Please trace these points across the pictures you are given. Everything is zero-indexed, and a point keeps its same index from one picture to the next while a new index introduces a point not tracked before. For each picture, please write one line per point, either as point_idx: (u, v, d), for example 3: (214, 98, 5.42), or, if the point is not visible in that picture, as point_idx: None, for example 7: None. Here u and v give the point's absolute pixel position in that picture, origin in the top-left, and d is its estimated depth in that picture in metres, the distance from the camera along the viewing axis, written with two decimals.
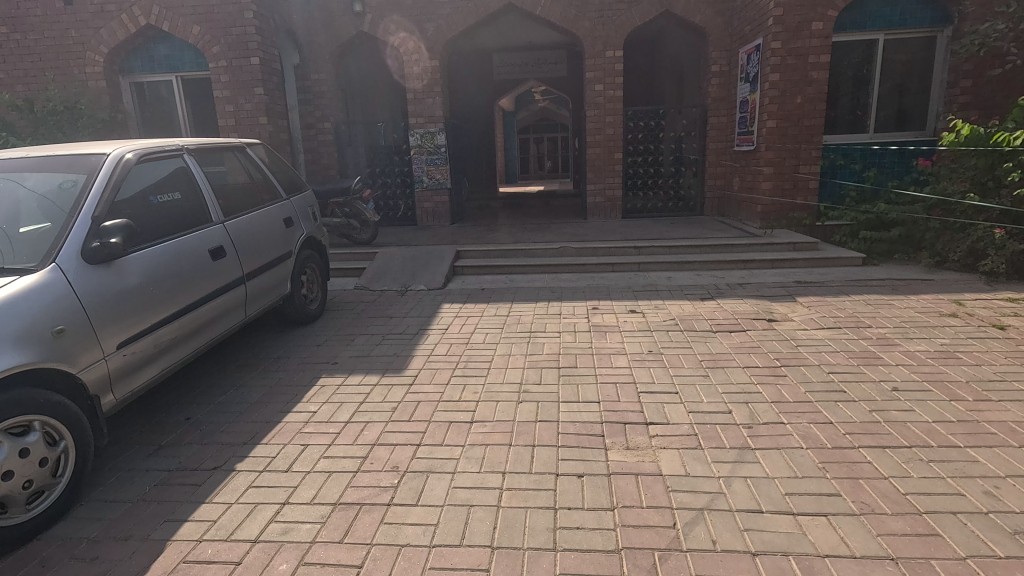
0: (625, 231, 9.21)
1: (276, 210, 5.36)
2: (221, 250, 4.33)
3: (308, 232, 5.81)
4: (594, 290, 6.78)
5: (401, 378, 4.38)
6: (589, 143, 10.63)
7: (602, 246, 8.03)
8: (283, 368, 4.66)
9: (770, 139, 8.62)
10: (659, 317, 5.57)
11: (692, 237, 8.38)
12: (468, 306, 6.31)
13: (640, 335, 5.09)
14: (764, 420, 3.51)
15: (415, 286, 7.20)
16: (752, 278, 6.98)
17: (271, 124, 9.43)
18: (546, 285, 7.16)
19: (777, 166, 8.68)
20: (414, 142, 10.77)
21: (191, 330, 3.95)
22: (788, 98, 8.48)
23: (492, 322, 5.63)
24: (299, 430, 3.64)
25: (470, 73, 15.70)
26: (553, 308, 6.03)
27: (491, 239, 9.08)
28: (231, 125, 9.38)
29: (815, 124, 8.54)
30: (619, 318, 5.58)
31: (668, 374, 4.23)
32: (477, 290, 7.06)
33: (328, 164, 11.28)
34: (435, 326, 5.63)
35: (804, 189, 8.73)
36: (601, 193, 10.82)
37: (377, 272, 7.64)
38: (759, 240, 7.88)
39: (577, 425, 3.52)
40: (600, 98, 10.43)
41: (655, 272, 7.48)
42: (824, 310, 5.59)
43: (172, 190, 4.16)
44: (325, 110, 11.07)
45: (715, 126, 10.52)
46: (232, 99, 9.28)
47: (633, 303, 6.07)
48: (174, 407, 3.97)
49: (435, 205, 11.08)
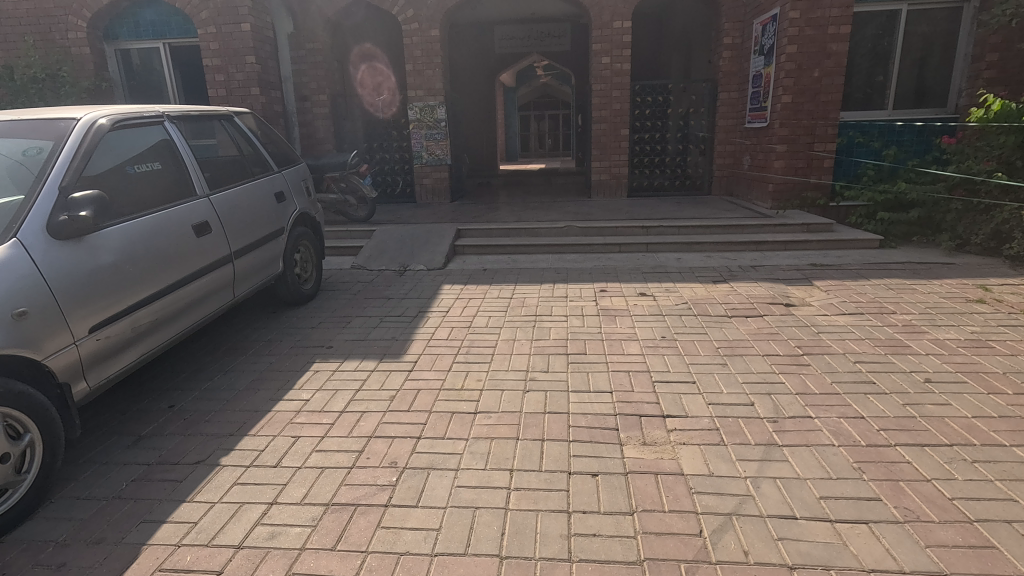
0: (632, 210, 8.91)
1: (267, 184, 5.04)
2: (206, 226, 4.03)
3: (301, 208, 5.50)
4: (601, 271, 6.50)
5: (399, 364, 4.13)
6: (594, 118, 10.24)
7: (609, 226, 7.72)
8: (275, 352, 4.40)
9: (785, 115, 8.27)
10: (671, 300, 5.31)
11: (702, 217, 8.08)
12: (470, 288, 6.04)
13: (651, 319, 4.83)
14: (789, 413, 3.27)
15: (414, 266, 6.90)
16: (765, 259, 6.71)
17: (263, 96, 9.03)
18: (551, 266, 6.87)
19: (791, 144, 8.35)
20: (413, 116, 10.39)
21: (172, 312, 3.68)
22: (805, 72, 8.11)
23: (496, 305, 5.36)
24: (290, 420, 3.39)
25: (471, 47, 15.17)
26: (558, 291, 5.76)
27: (492, 217, 8.77)
28: (221, 96, 8.99)
29: (832, 100, 8.19)
30: (628, 301, 5.32)
31: (683, 362, 3.98)
32: (479, 271, 6.78)
33: (324, 138, 10.88)
34: (435, 308, 5.37)
35: (818, 168, 8.42)
36: (606, 171, 10.48)
37: (374, 250, 7.35)
38: (772, 221, 7.58)
39: (589, 417, 3.27)
40: (607, 72, 10.02)
41: (664, 253, 7.20)
42: (844, 295, 5.32)
43: (151, 160, 3.86)
44: (319, 82, 10.63)
45: (725, 102, 10.13)
46: (222, 68, 8.87)
47: (643, 286, 5.79)
48: (158, 394, 3.73)
49: (435, 181, 10.73)
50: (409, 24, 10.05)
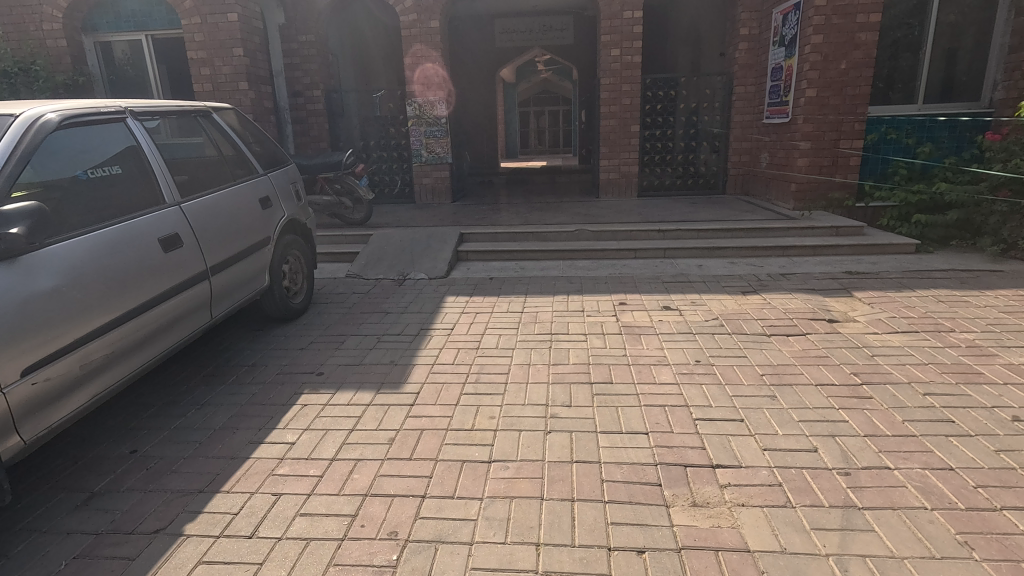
0: (645, 212, 8.40)
1: (250, 188, 4.50)
2: (176, 240, 3.51)
3: (289, 214, 4.96)
4: (617, 280, 5.99)
5: (399, 397, 3.60)
6: (603, 114, 9.71)
7: (623, 230, 7.20)
8: (259, 381, 3.88)
9: (809, 110, 7.74)
10: (699, 315, 4.79)
11: (721, 219, 7.57)
12: (476, 300, 5.52)
13: (681, 339, 4.32)
14: (863, 463, 2.76)
15: (414, 274, 6.37)
16: (793, 267, 6.19)
17: (252, 91, 8.48)
18: (561, 274, 6.35)
19: (816, 141, 7.83)
20: (411, 112, 9.87)
21: (134, 342, 3.16)
22: (831, 64, 7.58)
23: (506, 322, 4.84)
24: (271, 472, 2.87)
25: (470, 41, 14.61)
26: (573, 304, 5.24)
27: (496, 219, 8.25)
28: (207, 91, 8.44)
29: (860, 93, 7.67)
30: (652, 317, 4.81)
31: (725, 394, 3.47)
32: (484, 280, 6.26)
33: (318, 136, 10.33)
34: (438, 325, 4.85)
35: (844, 166, 7.91)
36: (615, 170, 9.96)
37: (371, 257, 6.82)
38: (798, 224, 7.07)
39: (626, 469, 2.76)
40: (616, 65, 9.48)
41: (683, 259, 6.69)
42: (890, 308, 4.81)
43: (110, 164, 3.32)
44: (313, 77, 10.08)
45: (741, 97, 9.59)
46: (208, 61, 8.31)
47: (666, 298, 5.27)
48: (119, 437, 3.21)
49: (435, 180, 10.21)
50: (407, 15, 9.50)
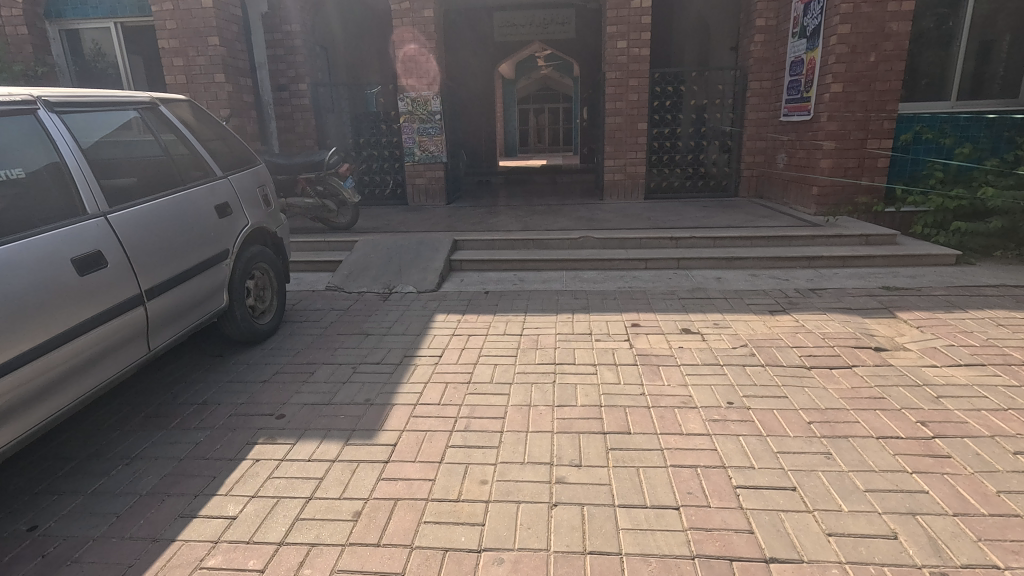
0: (654, 216, 7.78)
1: (205, 194, 3.86)
2: (98, 260, 2.88)
3: (254, 223, 4.33)
4: (627, 295, 5.37)
5: (373, 450, 2.98)
6: (608, 111, 9.08)
7: (632, 237, 6.58)
8: (207, 427, 3.25)
9: (834, 107, 7.11)
10: (725, 342, 4.17)
11: (738, 225, 6.96)
12: (469, 318, 4.90)
13: (708, 372, 3.70)
14: (961, 557, 2.15)
15: (402, 287, 5.74)
16: (823, 281, 5.58)
17: (229, 83, 7.82)
18: (565, 287, 5.72)
19: (841, 141, 7.22)
20: (404, 107, 9.32)
21: (35, 390, 2.54)
22: (859, 56, 6.95)
23: (503, 349, 4.21)
24: (199, 563, 2.25)
25: (467, 35, 13.96)
26: (579, 325, 4.62)
27: (493, 224, 7.63)
28: (180, 84, 7.78)
29: (890, 89, 7.07)
30: (671, 343, 4.19)
31: (769, 450, 2.85)
32: (479, 293, 5.64)
33: (304, 133, 9.71)
34: (425, 351, 4.22)
35: (871, 168, 7.31)
36: (620, 170, 9.33)
37: (355, 267, 6.19)
38: (824, 231, 6.46)
39: (655, 565, 2.15)
40: (623, 58, 8.84)
41: (699, 271, 6.06)
42: (945, 334, 4.18)
43: (10, 165, 2.68)
44: (298, 69, 9.44)
45: (755, 93, 8.96)
46: (181, 51, 7.65)
47: (685, 319, 4.65)
48: (22, 507, 2.61)
49: (429, 180, 9.64)
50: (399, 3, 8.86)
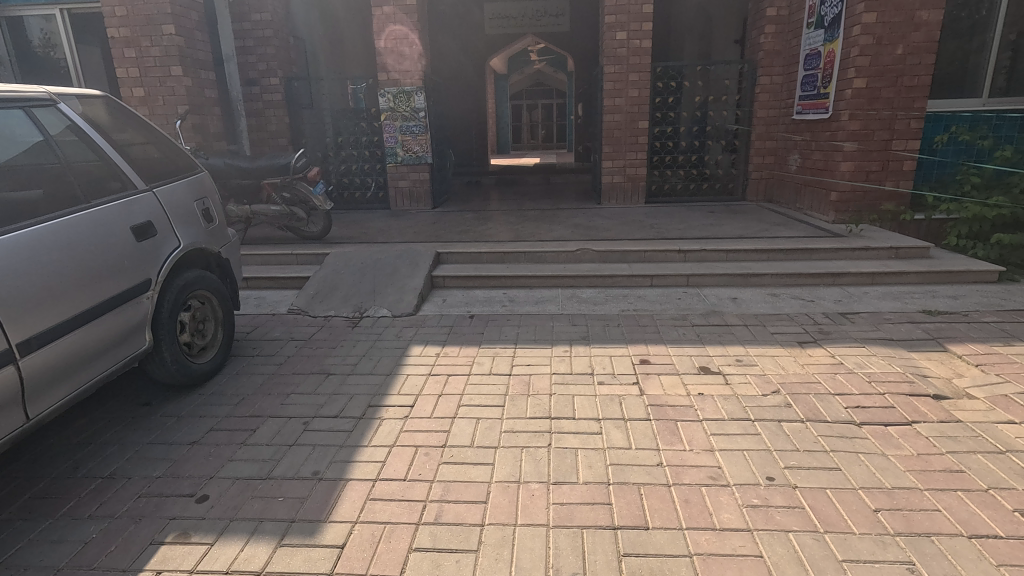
0: (658, 224, 7.12)
1: (120, 212, 3.14)
2: None
3: (188, 244, 3.61)
4: (632, 320, 4.70)
5: (313, 554, 2.28)
6: (607, 108, 8.39)
7: (635, 249, 5.90)
8: (105, 515, 2.54)
9: (857, 104, 6.45)
10: (752, 386, 3.50)
11: (751, 236, 6.31)
12: (450, 352, 4.20)
13: (738, 432, 3.02)
14: None
15: (375, 310, 5.03)
16: (853, 303, 4.93)
17: (188, 77, 7.07)
18: (561, 309, 5.03)
19: (863, 142, 6.57)
20: (384, 104, 8.62)
21: None
22: (885, 48, 6.29)
23: (489, 396, 3.51)
24: None
25: (456, 28, 13.21)
26: (578, 362, 3.94)
27: (481, 232, 6.95)
28: (133, 77, 7.03)
29: (918, 85, 6.43)
30: (689, 388, 3.52)
31: (831, 556, 2.18)
32: (464, 317, 4.95)
33: (277, 132, 8.97)
34: (396, 399, 3.52)
35: (896, 172, 6.68)
36: (619, 172, 8.65)
37: (324, 286, 5.47)
38: (848, 243, 5.81)
39: None
40: (622, 50, 8.15)
41: (711, 290, 5.40)
42: (1014, 376, 3.53)
43: None
44: (270, 62, 8.76)
45: (765, 89, 8.29)
46: (133, 41, 6.89)
47: (702, 355, 3.98)
48: None
49: (413, 183, 8.94)
50: None
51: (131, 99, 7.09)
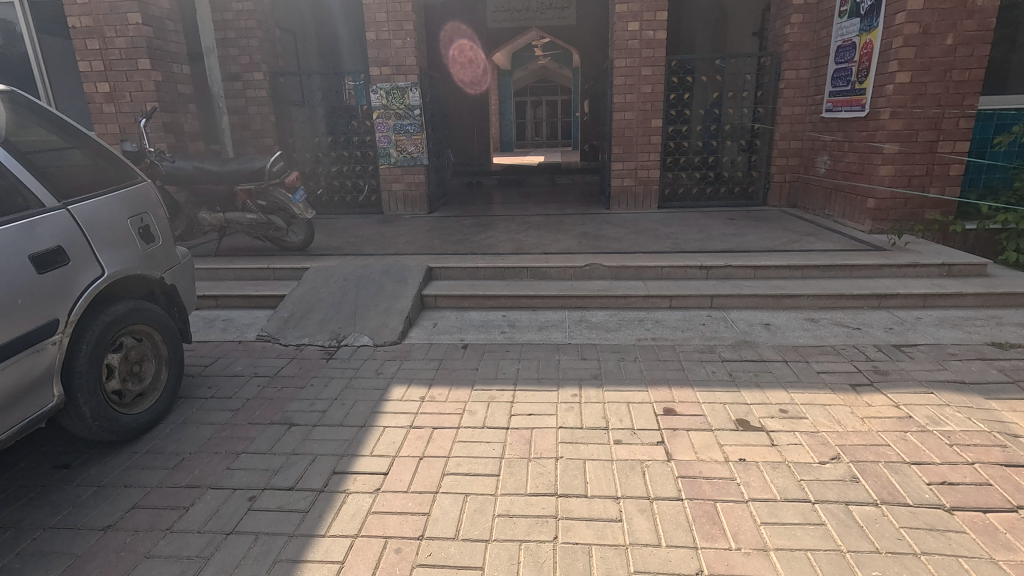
0: (674, 234, 6.46)
1: (16, 237, 2.51)
2: None
3: (116, 272, 2.98)
4: (651, 352, 4.04)
5: None
6: (617, 105, 7.72)
7: (651, 265, 5.23)
8: None
9: (900, 101, 5.75)
10: (805, 450, 2.84)
11: (780, 249, 5.64)
12: (438, 395, 3.55)
13: (797, 520, 2.37)
14: None
15: (355, 337, 4.39)
16: (906, 332, 4.26)
17: (157, 72, 6.43)
18: (568, 336, 4.38)
19: (906, 144, 5.88)
20: (377, 101, 7.98)
21: None
22: (933, 38, 5.58)
23: (480, 460, 2.87)
24: None
25: (456, 21, 12.50)
26: (590, 411, 3.29)
27: (479, 243, 6.31)
28: (97, 71, 6.39)
29: (968, 79, 5.73)
30: (727, 451, 2.86)
31: None
32: (456, 346, 4.30)
33: (262, 131, 8.34)
34: (367, 464, 2.87)
35: (941, 176, 5.99)
36: (630, 175, 7.98)
37: (300, 306, 4.83)
38: (893, 258, 5.13)
39: None
40: (635, 42, 7.46)
41: (739, 313, 4.73)
42: None
43: None
44: (253, 56, 8.11)
45: (791, 84, 7.57)
46: (97, 32, 6.26)
47: (739, 404, 3.32)
48: None
49: (408, 186, 8.30)
50: None
51: (97, 95, 6.46)
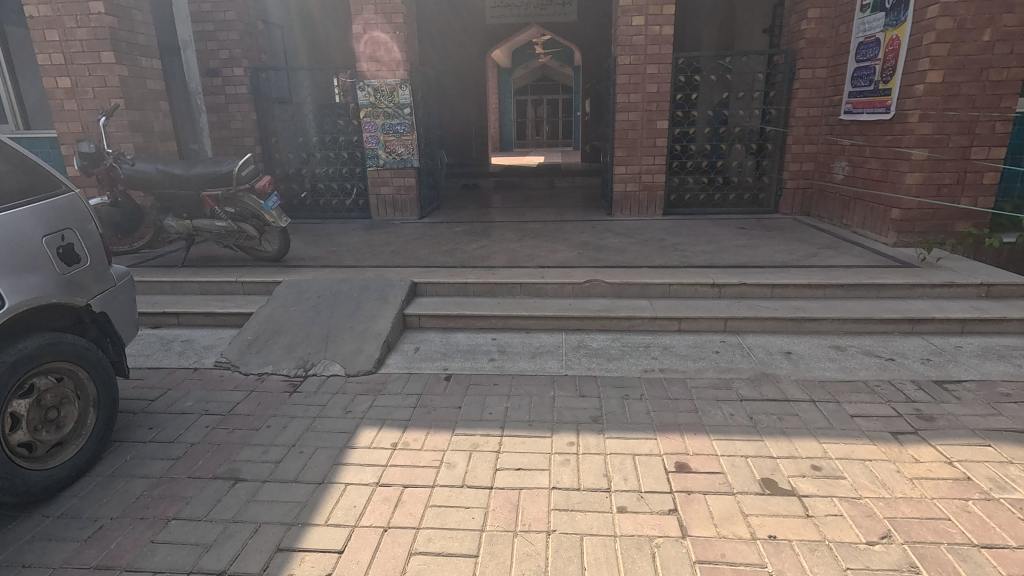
0: (681, 245, 5.97)
1: None
2: None
3: (19, 302, 2.50)
4: (659, 388, 3.55)
5: None
6: (620, 105, 7.23)
7: (658, 282, 4.74)
8: None
9: (930, 102, 5.26)
10: (849, 526, 2.35)
11: (798, 264, 5.15)
12: (412, 441, 3.06)
13: None
14: None
15: (324, 366, 3.90)
16: (947, 364, 3.77)
17: (123, 66, 5.93)
18: (565, 366, 3.89)
19: (936, 150, 5.38)
20: (364, 99, 7.48)
21: None
22: (968, 33, 5.09)
23: (456, 534, 2.37)
24: None
25: (452, 16, 12.02)
26: (589, 466, 2.79)
27: (470, 254, 5.82)
28: (58, 65, 5.90)
29: (1005, 79, 5.23)
30: (754, 525, 2.37)
31: None
32: (438, 376, 3.81)
33: (243, 130, 7.89)
34: (320, 538, 2.38)
35: (974, 185, 5.49)
36: (634, 179, 7.48)
37: (267, 327, 4.35)
38: (926, 277, 4.64)
39: None
40: (639, 38, 6.97)
41: (756, 340, 4.24)
42: None
43: None
44: (233, 51, 7.62)
45: (806, 84, 7.07)
46: (56, 22, 5.76)
47: (763, 458, 2.83)
48: None
49: (397, 190, 7.81)
50: None
51: (57, 91, 5.97)
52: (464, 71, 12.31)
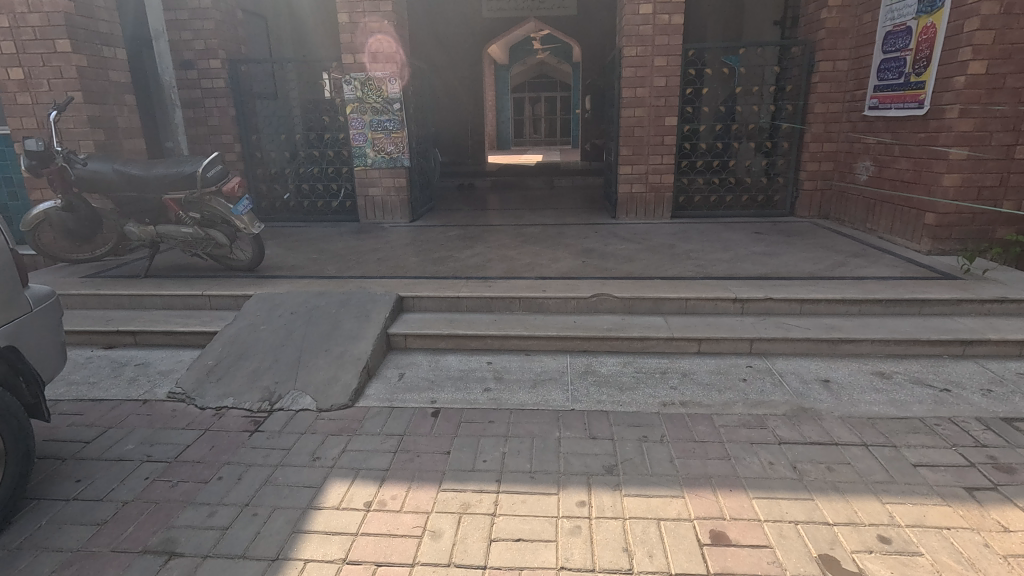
0: (694, 253, 5.46)
1: None
2: None
3: None
4: (681, 426, 3.04)
5: None
6: (625, 100, 6.70)
7: (673, 297, 4.22)
8: None
9: (971, 96, 4.75)
10: None
11: (826, 275, 4.64)
12: (389, 500, 2.53)
13: None
14: None
15: (292, 399, 3.37)
16: (1012, 396, 3.26)
17: (81, 55, 5.38)
18: (570, 398, 3.37)
19: (977, 149, 4.88)
20: (350, 94, 6.93)
21: None
22: (1015, 19, 4.58)
23: None
24: None
25: (446, 8, 11.47)
26: (605, 537, 2.27)
27: (464, 263, 5.29)
28: (8, 54, 5.34)
29: None
30: None
31: None
32: (424, 411, 3.28)
33: (220, 127, 7.35)
34: None
35: (1018, 187, 4.99)
36: (640, 180, 6.97)
37: (230, 351, 3.82)
38: (974, 291, 4.13)
39: None
40: (647, 28, 6.44)
41: (787, 364, 3.73)
42: None
43: None
44: (208, 42, 7.06)
45: (827, 77, 6.55)
46: (6, 7, 5.21)
47: (817, 525, 2.31)
48: None
49: (386, 191, 7.28)
50: None
51: (9, 83, 5.42)
52: (458, 66, 11.78)
